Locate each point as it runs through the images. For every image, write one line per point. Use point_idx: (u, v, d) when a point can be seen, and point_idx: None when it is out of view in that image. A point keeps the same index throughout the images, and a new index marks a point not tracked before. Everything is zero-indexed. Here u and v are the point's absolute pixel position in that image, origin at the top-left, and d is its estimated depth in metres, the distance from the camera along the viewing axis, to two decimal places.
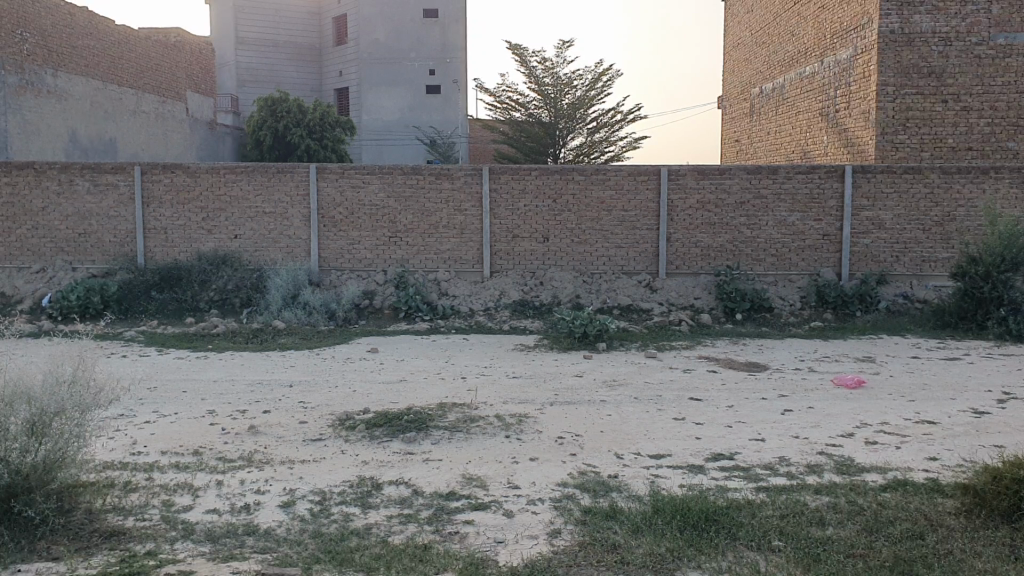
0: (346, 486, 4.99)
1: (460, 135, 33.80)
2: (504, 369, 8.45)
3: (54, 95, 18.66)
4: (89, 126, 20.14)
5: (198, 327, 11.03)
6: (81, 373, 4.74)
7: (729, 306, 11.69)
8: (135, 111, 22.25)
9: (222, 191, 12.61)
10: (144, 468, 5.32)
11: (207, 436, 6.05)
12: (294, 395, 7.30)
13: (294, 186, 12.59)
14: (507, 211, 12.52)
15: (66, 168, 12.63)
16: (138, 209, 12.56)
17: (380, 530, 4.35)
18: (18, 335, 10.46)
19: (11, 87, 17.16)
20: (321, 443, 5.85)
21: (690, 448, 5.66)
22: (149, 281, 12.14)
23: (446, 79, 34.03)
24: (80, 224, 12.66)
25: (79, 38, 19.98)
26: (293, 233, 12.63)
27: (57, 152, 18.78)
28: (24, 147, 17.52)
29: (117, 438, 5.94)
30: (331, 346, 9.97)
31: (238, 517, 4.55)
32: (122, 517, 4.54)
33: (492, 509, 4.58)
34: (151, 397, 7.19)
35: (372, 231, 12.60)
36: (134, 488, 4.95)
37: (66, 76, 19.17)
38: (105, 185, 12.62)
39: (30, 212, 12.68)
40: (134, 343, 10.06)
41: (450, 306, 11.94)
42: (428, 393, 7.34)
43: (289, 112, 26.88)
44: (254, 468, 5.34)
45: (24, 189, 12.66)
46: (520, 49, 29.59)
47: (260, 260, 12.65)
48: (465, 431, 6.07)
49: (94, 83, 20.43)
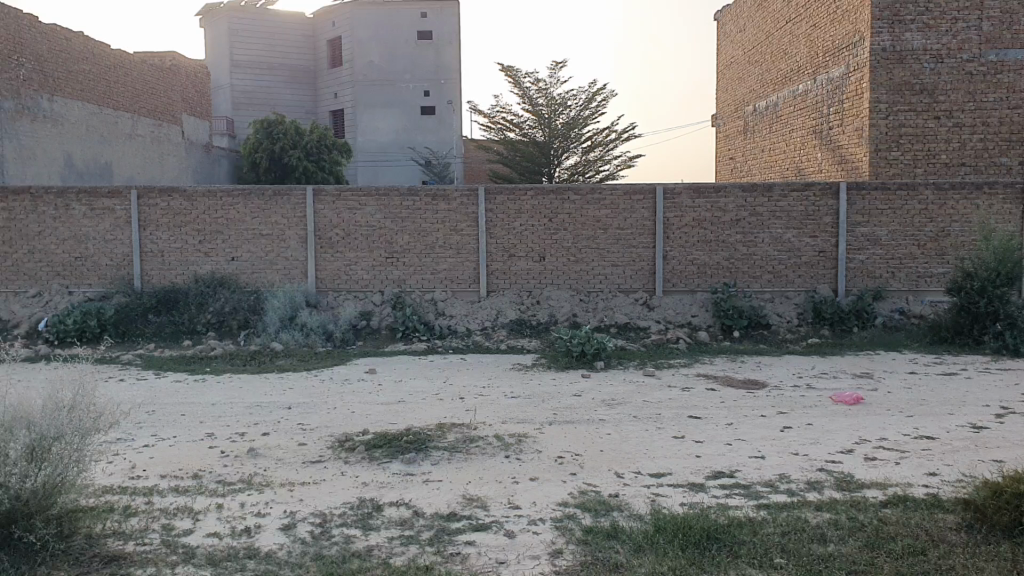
0: (346, 508, 4.98)
1: (455, 156, 33.98)
2: (502, 390, 8.42)
3: (49, 120, 18.74)
4: (84, 150, 20.16)
5: (196, 350, 11.01)
6: (81, 397, 4.77)
7: (727, 323, 11.70)
8: (131, 135, 22.33)
9: (219, 215, 12.64)
10: (143, 492, 5.31)
11: (207, 459, 6.04)
12: (292, 417, 7.28)
13: (290, 208, 12.62)
14: (503, 230, 12.55)
15: (63, 193, 12.65)
16: (135, 232, 12.57)
17: (382, 552, 4.34)
18: (17, 360, 10.44)
19: (6, 113, 17.19)
20: (321, 465, 5.85)
21: (690, 466, 5.67)
22: (146, 304, 12.14)
23: (441, 100, 34.23)
24: (76, 247, 12.67)
25: (75, 64, 20.05)
26: (290, 254, 12.64)
27: (54, 175, 18.82)
28: (19, 171, 17.56)
29: (117, 462, 5.93)
30: (330, 367, 9.95)
31: (240, 541, 4.53)
32: (123, 542, 4.53)
33: (493, 530, 4.57)
34: (150, 421, 7.18)
35: (367, 253, 12.62)
36: (134, 513, 4.93)
37: (61, 101, 19.25)
38: (102, 210, 12.65)
39: (26, 236, 12.69)
40: (131, 367, 10.04)
41: (447, 326, 11.95)
42: (426, 413, 7.36)
43: (286, 134, 26.93)
44: (254, 490, 5.33)
45: (21, 215, 12.68)
46: (513, 71, 29.70)
47: (257, 282, 12.66)
48: (464, 451, 6.07)
49: (89, 107, 20.48)
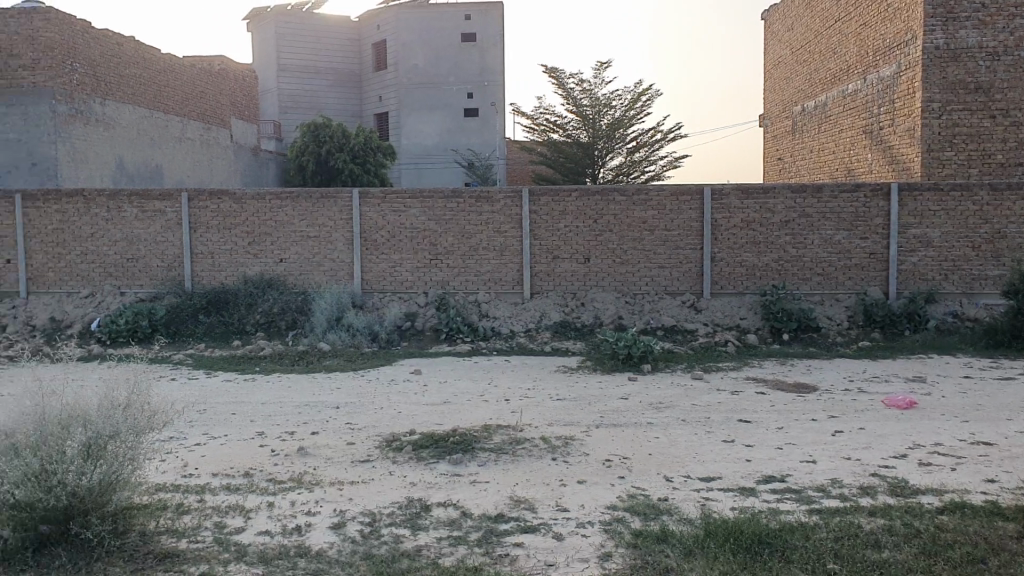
0: (395, 508, 5.00)
1: (498, 158, 33.90)
2: (548, 391, 8.42)
3: (101, 123, 19.10)
4: (136, 153, 20.56)
5: (244, 349, 11.15)
6: (136, 397, 4.86)
7: (775, 326, 11.56)
8: (181, 138, 22.69)
9: (267, 217, 12.78)
10: (196, 489, 5.39)
11: (259, 458, 6.10)
12: (340, 417, 7.33)
13: (336, 211, 12.73)
14: (548, 231, 12.54)
15: (115, 196, 12.89)
16: (185, 234, 12.77)
17: (431, 552, 4.35)
18: (74, 359, 10.68)
19: (59, 116, 17.60)
20: (369, 464, 5.89)
21: (740, 470, 5.61)
22: (196, 304, 12.31)
23: (484, 102, 34.18)
24: (128, 249, 12.90)
25: (126, 67, 20.41)
26: (336, 256, 12.75)
27: (105, 179, 19.21)
28: (72, 174, 17.96)
29: (170, 460, 6.02)
30: (376, 367, 10.03)
31: (290, 539, 4.57)
32: (176, 539, 4.59)
33: (542, 532, 4.57)
34: (200, 420, 7.27)
35: (412, 255, 12.68)
36: (187, 510, 5.00)
37: (113, 105, 19.61)
38: (153, 212, 12.86)
39: (79, 238, 12.94)
40: (182, 366, 10.20)
41: (492, 327, 11.94)
42: (473, 415, 7.37)
43: (332, 137, 27.19)
44: (304, 489, 5.38)
45: (74, 217, 12.94)
46: (558, 72, 29.67)
47: (303, 283, 12.79)
48: (511, 453, 6.07)
49: (140, 111, 20.83)
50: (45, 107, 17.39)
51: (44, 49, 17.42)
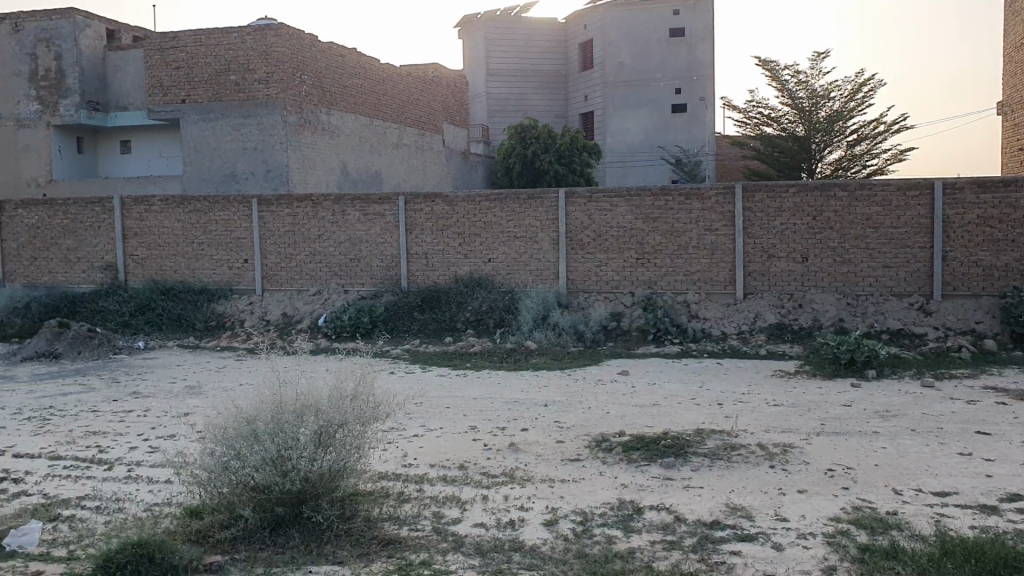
0: (607, 508, 4.98)
1: (707, 153, 33.46)
2: (763, 396, 8.14)
3: (328, 131, 20.34)
4: (358, 160, 21.74)
5: (457, 346, 11.51)
6: (362, 388, 5.13)
7: (1017, 331, 10.62)
8: (398, 144, 23.74)
9: (477, 219, 13.13)
10: (415, 479, 5.60)
11: (472, 452, 6.26)
12: (550, 415, 7.42)
13: (544, 211, 12.89)
14: (762, 230, 12.15)
15: (339, 200, 13.67)
16: (401, 236, 13.36)
17: (644, 555, 4.30)
18: (308, 352, 11.48)
19: (290, 126, 18.89)
20: (579, 463, 5.90)
21: (980, 487, 5.17)
22: (412, 302, 12.85)
23: (693, 96, 33.70)
24: (350, 250, 13.64)
25: (349, 78, 21.59)
26: (543, 256, 12.91)
27: (331, 184, 20.44)
28: (302, 180, 19.25)
29: (390, 450, 6.30)
30: (586, 367, 10.07)
31: (505, 533, 4.66)
32: (397, 526, 4.80)
33: (760, 542, 4.40)
34: (417, 413, 7.56)
35: (619, 255, 12.64)
36: (406, 499, 5.21)
37: (338, 114, 20.80)
38: (373, 215, 13.54)
39: (307, 240, 13.82)
40: (400, 362, 10.68)
41: (702, 329, 11.67)
42: (684, 418, 7.24)
43: (540, 138, 27.57)
44: (517, 484, 5.47)
45: (303, 220, 13.84)
46: (772, 64, 28.68)
47: (512, 282, 13.04)
48: (725, 459, 5.90)
49: (361, 119, 22.00)
50: (277, 119, 18.71)
51: (276, 63, 18.71)
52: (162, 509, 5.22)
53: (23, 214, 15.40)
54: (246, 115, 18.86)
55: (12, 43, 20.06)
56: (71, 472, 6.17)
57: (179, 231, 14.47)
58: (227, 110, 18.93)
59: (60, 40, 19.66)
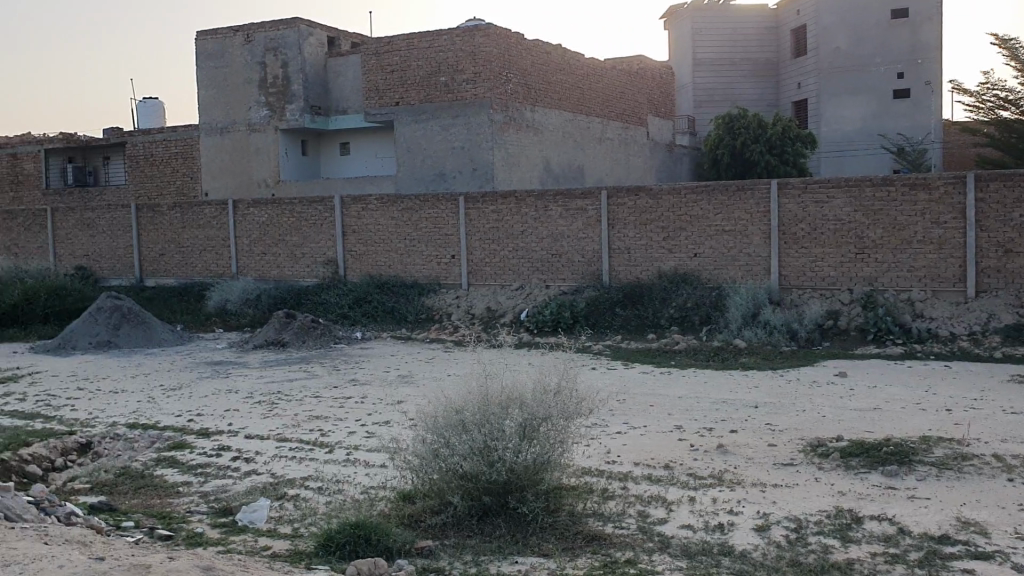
0: (822, 516, 4.74)
1: (934, 141, 28.41)
2: (998, 404, 7.46)
3: (532, 128, 20.62)
4: (561, 155, 21.91)
5: (661, 343, 11.35)
6: (567, 383, 5.15)
7: None
8: (601, 139, 23.69)
9: (683, 213, 12.85)
10: (620, 477, 5.55)
11: (677, 451, 6.14)
12: (760, 417, 7.15)
13: (755, 204, 12.37)
14: (998, 223, 10.96)
15: (543, 196, 13.83)
16: (605, 231, 13.32)
17: (864, 567, 4.05)
18: (514, 347, 11.72)
19: (497, 124, 19.28)
20: (792, 468, 5.64)
21: None
22: (615, 298, 12.79)
23: (918, 82, 28.37)
24: (553, 245, 13.77)
25: (554, 75, 21.74)
26: (753, 251, 12.40)
27: (534, 180, 20.73)
28: (507, 177, 19.63)
29: (595, 446, 6.28)
30: (797, 368, 9.63)
31: (713, 536, 4.53)
32: (602, 523, 4.77)
33: (996, 561, 4.04)
34: (621, 410, 7.50)
35: (836, 249, 11.89)
36: (611, 496, 5.17)
37: (542, 111, 21.03)
38: (576, 210, 13.59)
39: (512, 235, 14.08)
40: (603, 357, 10.67)
41: (928, 329, 10.80)
42: (908, 425, 6.76)
43: (748, 128, 26.54)
44: (725, 487, 5.30)
45: (508, 216, 14.11)
46: (1008, 43, 26.46)
47: (719, 278, 12.63)
48: (955, 470, 5.46)
49: (565, 115, 22.15)
50: (483, 117, 19.15)
51: (484, 62, 19.17)
52: (377, 493, 5.45)
53: (254, 212, 16.61)
54: (455, 115, 19.45)
55: (245, 54, 21.72)
56: (295, 454, 6.57)
57: (393, 227, 15.12)
58: (437, 110, 19.63)
59: (286, 49, 21.10)
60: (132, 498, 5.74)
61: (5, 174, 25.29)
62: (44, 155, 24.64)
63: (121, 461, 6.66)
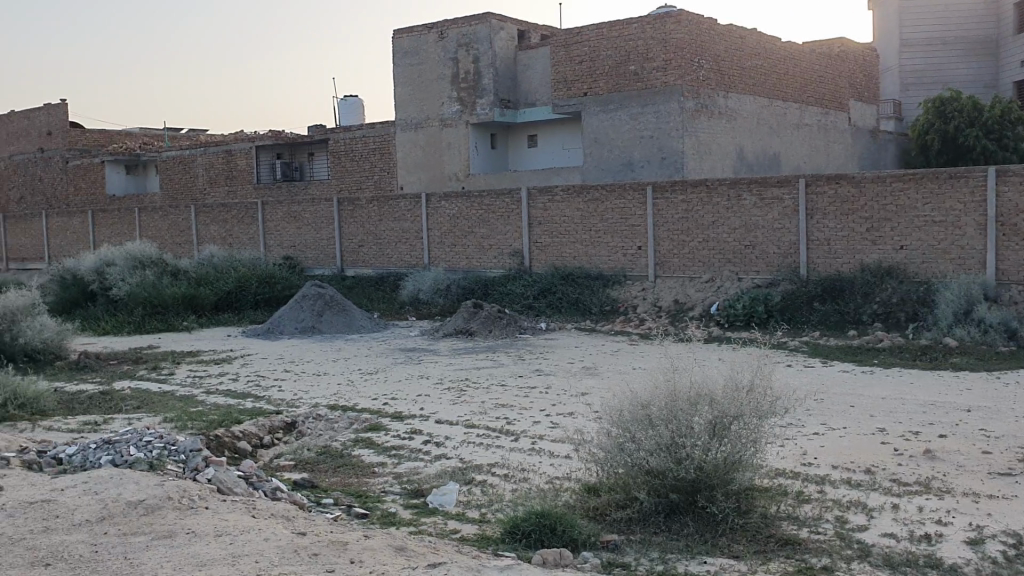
0: None
1: None
2: None
3: (724, 115, 20.06)
4: (755, 142, 21.21)
5: (862, 340, 10.76)
6: (760, 380, 4.96)
7: None
8: (799, 125, 22.71)
9: (888, 202, 12.10)
10: (815, 480, 5.29)
11: (880, 455, 5.79)
12: (974, 422, 6.62)
13: (970, 189, 11.41)
14: None
15: (735, 185, 13.43)
16: (802, 221, 12.76)
17: None
18: (704, 342, 11.45)
19: (688, 112, 18.90)
20: (1011, 479, 5.18)
21: None
22: (812, 292, 12.24)
23: None
24: (746, 236, 13.34)
25: (749, 59, 21.03)
26: (968, 244, 11.45)
27: (726, 169, 20.18)
28: (698, 166, 19.22)
29: (789, 447, 6.02)
30: (1017, 370, 8.84)
31: (919, 547, 4.22)
32: (796, 527, 4.55)
33: None
34: (817, 410, 7.16)
35: None
36: (807, 499, 4.93)
37: (736, 97, 20.43)
38: (771, 199, 13.10)
39: (703, 226, 13.76)
40: (798, 354, 10.25)
41: None
42: None
43: (961, 111, 24.69)
44: (933, 495, 4.94)
45: (698, 206, 13.82)
46: None
47: (928, 272, 11.80)
48: None
49: (760, 101, 21.43)
50: (674, 105, 18.81)
51: (675, 49, 18.84)
52: (563, 484, 5.45)
53: (444, 204, 17.09)
54: (645, 104, 19.23)
55: (439, 50, 22.38)
56: (482, 440, 6.69)
57: (580, 219, 15.15)
58: (627, 100, 19.47)
59: (478, 44, 21.58)
60: (330, 476, 6.03)
61: (220, 170, 27.03)
62: (255, 151, 26.28)
63: (322, 441, 7.00)
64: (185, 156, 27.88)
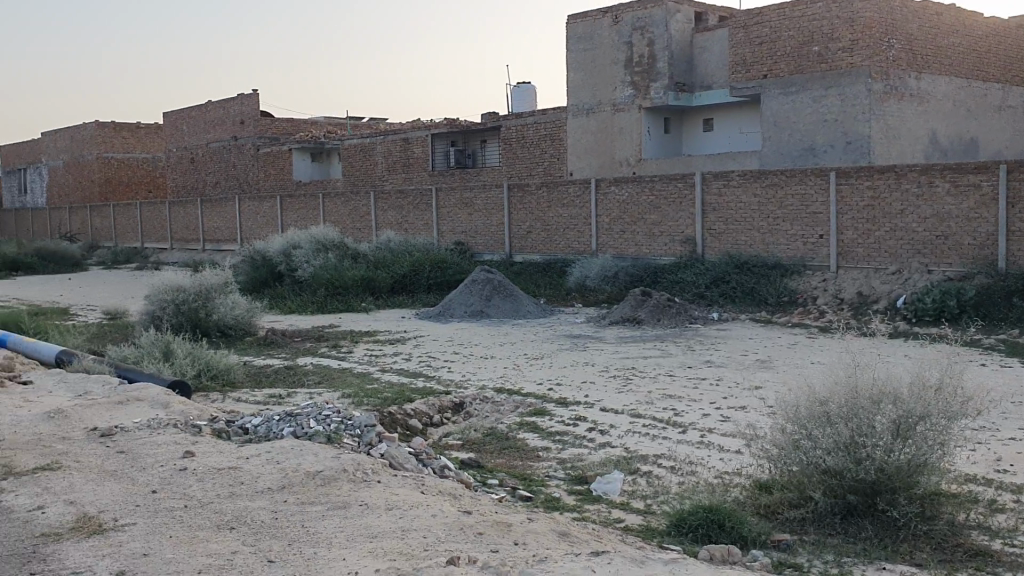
0: None
1: None
2: None
3: (916, 98, 18.91)
4: (950, 126, 19.90)
5: None
6: (950, 379, 4.65)
7: None
8: (1000, 107, 21.11)
9: None
10: (1011, 489, 4.90)
11: None
12: None
13: None
14: None
15: (927, 171, 12.65)
16: (1002, 210, 11.82)
17: None
18: (889, 337, 10.83)
19: (876, 94, 17.94)
20: None
21: None
22: (1011, 287, 11.36)
23: None
24: (938, 225, 12.52)
25: (946, 38, 19.72)
26: None
27: (917, 154, 19.03)
28: (885, 151, 18.24)
29: (981, 452, 5.61)
30: None
31: None
32: (988, 537, 4.23)
33: None
34: (1014, 414, 6.63)
35: None
36: (1001, 509, 4.57)
37: (929, 78, 19.22)
38: (967, 186, 12.24)
39: (890, 214, 13.03)
40: (995, 353, 9.56)
41: None
42: None
43: None
44: None
45: (885, 193, 13.10)
46: None
47: None
48: None
49: (958, 82, 20.07)
50: (861, 87, 17.90)
51: (863, 28, 17.93)
52: (732, 478, 5.30)
53: (615, 190, 16.97)
54: (829, 86, 18.40)
55: (614, 35, 22.26)
56: (648, 430, 6.60)
57: (756, 205, 14.72)
58: (809, 82, 18.70)
59: (654, 27, 21.31)
60: (497, 458, 6.12)
61: (397, 157, 27.92)
62: (431, 139, 26.97)
63: (489, 422, 7.12)
64: (366, 144, 28.98)
